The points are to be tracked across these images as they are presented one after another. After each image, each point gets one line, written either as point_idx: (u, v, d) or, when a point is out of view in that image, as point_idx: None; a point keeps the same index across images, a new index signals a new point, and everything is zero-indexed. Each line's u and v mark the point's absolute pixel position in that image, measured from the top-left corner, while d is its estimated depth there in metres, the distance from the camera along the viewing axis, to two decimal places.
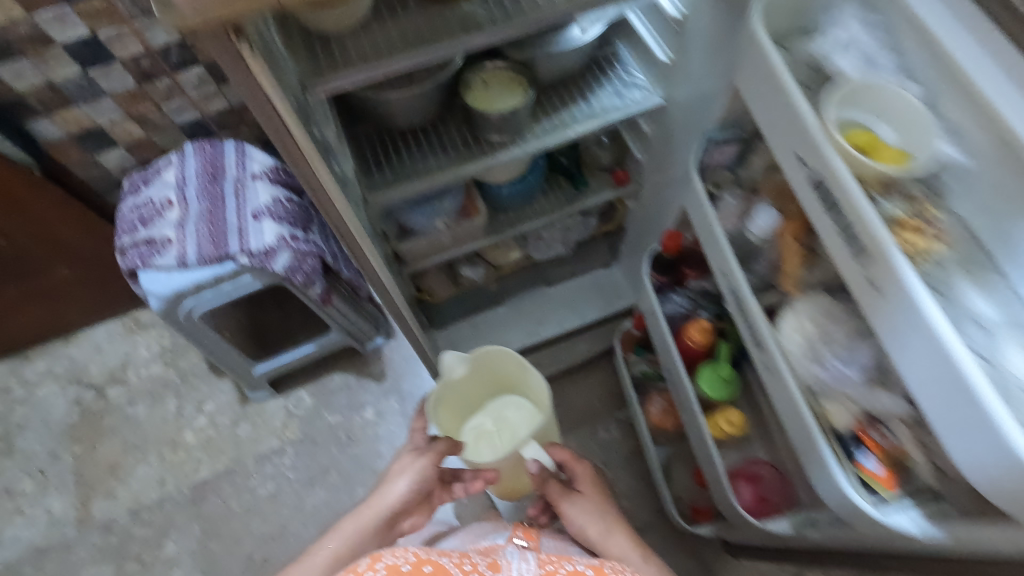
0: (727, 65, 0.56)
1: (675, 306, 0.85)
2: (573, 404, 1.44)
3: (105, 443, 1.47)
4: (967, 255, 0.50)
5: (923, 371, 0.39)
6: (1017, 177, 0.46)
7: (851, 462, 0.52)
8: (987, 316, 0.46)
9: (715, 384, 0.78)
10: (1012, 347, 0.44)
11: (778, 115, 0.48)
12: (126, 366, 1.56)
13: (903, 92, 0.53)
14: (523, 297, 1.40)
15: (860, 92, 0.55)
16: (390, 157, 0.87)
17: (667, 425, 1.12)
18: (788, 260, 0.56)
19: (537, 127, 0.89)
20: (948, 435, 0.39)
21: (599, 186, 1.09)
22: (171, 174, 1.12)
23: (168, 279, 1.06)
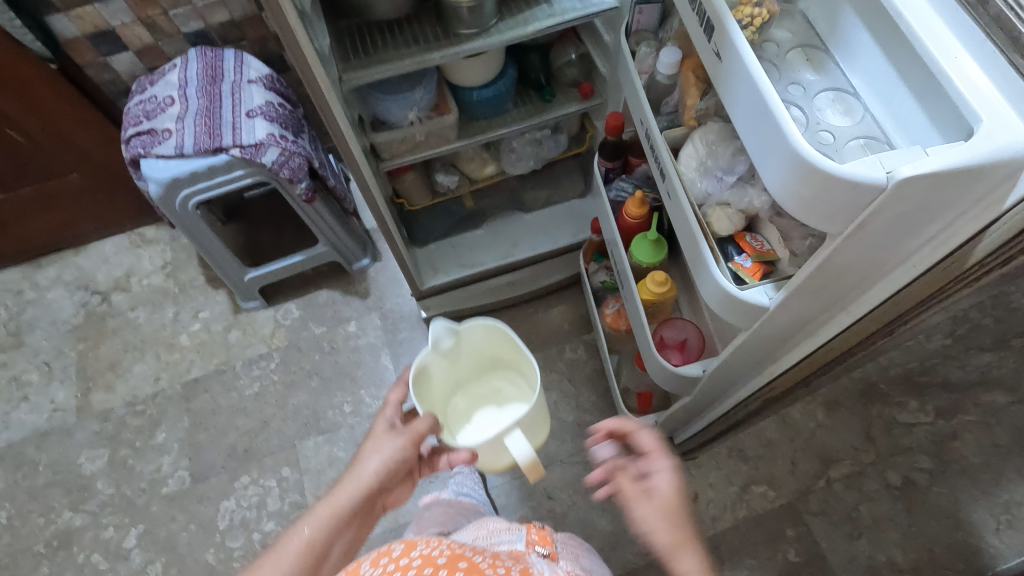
0: None
1: (620, 189, 0.92)
2: (544, 326, 1.53)
3: (107, 342, 1.58)
4: (804, 43, 0.53)
5: (748, 120, 0.47)
6: None
7: (728, 262, 0.59)
8: (814, 87, 0.51)
9: (646, 250, 0.84)
10: (828, 106, 0.49)
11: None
12: (129, 276, 1.67)
13: None
14: (499, 222, 1.50)
15: None
16: (366, 46, 0.95)
17: (620, 325, 1.17)
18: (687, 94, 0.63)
19: (502, 24, 0.97)
20: (766, 170, 0.46)
21: (566, 101, 1.17)
22: (175, 75, 1.22)
23: (167, 166, 1.16)
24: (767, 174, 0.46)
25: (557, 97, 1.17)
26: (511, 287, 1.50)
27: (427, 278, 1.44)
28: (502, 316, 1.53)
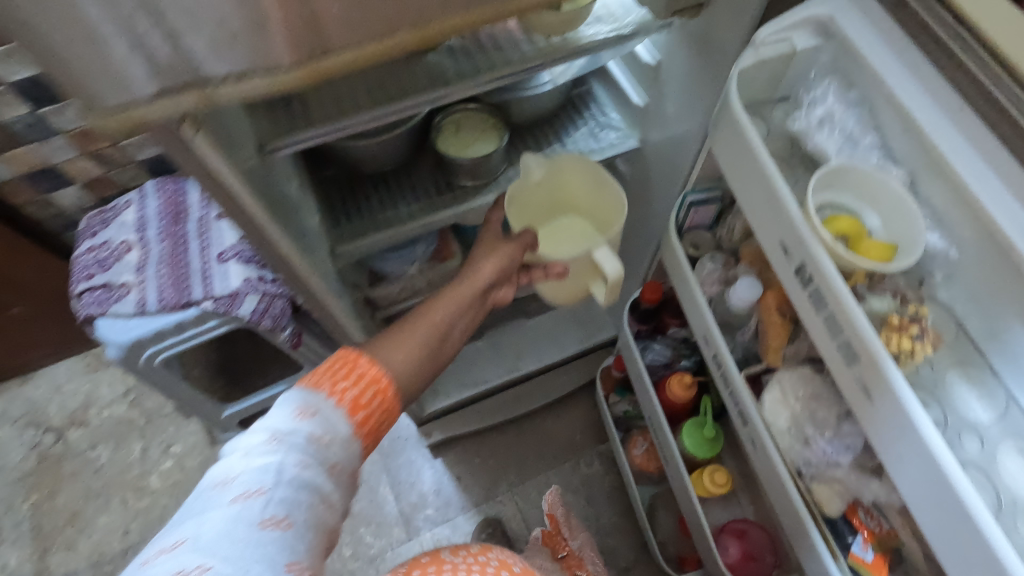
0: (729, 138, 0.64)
1: (656, 355, 0.83)
2: (555, 439, 1.42)
3: (65, 490, 1.40)
4: (965, 358, 0.58)
5: (916, 480, 0.49)
6: (1004, 283, 0.54)
7: (845, 551, 0.61)
8: (984, 422, 0.55)
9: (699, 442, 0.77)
10: (1010, 455, 0.52)
11: (765, 208, 0.60)
12: (87, 407, 1.49)
13: (885, 176, 0.58)
14: (501, 331, 1.38)
15: (849, 176, 0.60)
16: (360, 206, 0.83)
17: (650, 467, 1.09)
18: (772, 335, 0.67)
19: (512, 170, 0.87)
20: (941, 540, 0.48)
21: None
22: (131, 214, 1.07)
23: (128, 326, 1.01)
24: (942, 544, 0.48)
25: None
26: (517, 401, 1.39)
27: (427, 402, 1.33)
28: (508, 431, 1.42)
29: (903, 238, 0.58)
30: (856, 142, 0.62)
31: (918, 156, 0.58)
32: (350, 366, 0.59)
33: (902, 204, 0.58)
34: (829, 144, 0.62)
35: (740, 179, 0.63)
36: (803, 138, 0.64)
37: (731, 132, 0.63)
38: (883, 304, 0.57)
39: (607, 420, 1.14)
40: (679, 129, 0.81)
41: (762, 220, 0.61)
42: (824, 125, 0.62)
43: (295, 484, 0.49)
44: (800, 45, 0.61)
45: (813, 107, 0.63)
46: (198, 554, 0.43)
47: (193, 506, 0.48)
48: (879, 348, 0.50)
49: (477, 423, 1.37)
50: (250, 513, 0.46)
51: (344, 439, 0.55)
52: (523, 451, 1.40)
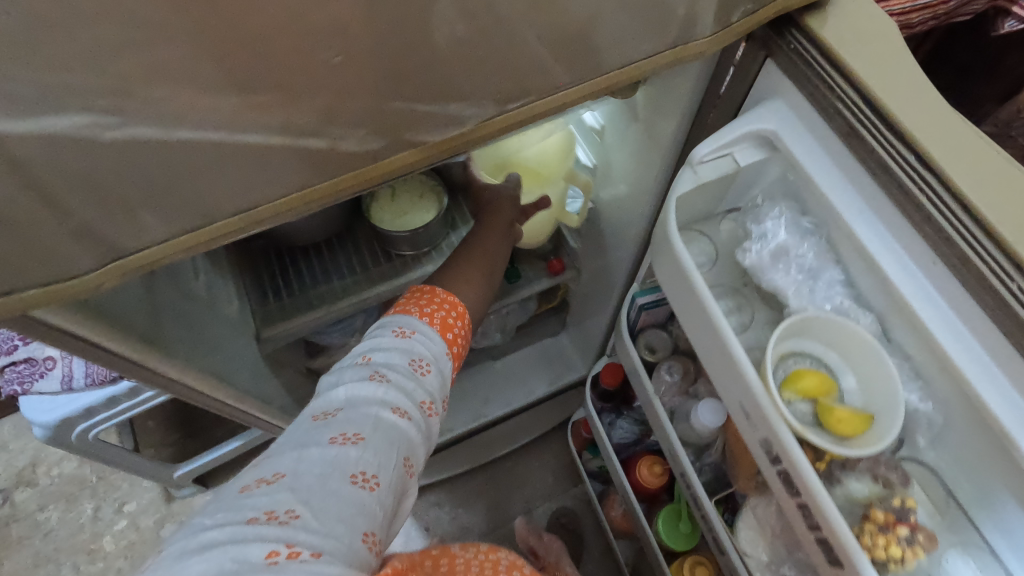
0: (672, 279, 0.58)
1: (622, 432, 0.95)
2: (526, 483, 1.36)
3: (12, 557, 1.33)
4: (948, 521, 0.54)
5: None
6: (990, 452, 0.49)
7: None
8: None
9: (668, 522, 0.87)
10: None
11: (720, 363, 0.55)
12: (35, 466, 1.42)
13: (854, 330, 0.53)
14: (466, 375, 1.32)
15: (818, 328, 0.55)
16: (288, 280, 0.76)
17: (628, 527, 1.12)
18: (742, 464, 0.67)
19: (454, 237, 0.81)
20: None
21: (534, 276, 1.00)
22: None
23: (54, 403, 0.94)
24: None
25: (523, 272, 1.00)
26: (484, 448, 1.34)
27: None
28: (478, 477, 1.37)
29: (881, 401, 0.52)
30: (817, 276, 0.57)
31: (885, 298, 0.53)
32: (430, 295, 0.70)
33: (876, 358, 0.52)
34: (785, 284, 0.57)
35: (695, 331, 0.57)
36: (755, 275, 0.59)
37: (675, 276, 0.57)
38: (861, 488, 0.55)
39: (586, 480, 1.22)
40: (630, 187, 0.75)
41: (721, 375, 0.56)
42: (782, 263, 0.58)
43: (387, 434, 0.55)
44: (742, 161, 0.58)
45: (763, 240, 0.59)
46: (307, 494, 0.47)
47: (296, 433, 0.53)
48: (865, 560, 0.45)
49: (443, 472, 1.32)
50: (343, 457, 0.50)
51: (418, 399, 0.61)
52: (493, 498, 1.35)
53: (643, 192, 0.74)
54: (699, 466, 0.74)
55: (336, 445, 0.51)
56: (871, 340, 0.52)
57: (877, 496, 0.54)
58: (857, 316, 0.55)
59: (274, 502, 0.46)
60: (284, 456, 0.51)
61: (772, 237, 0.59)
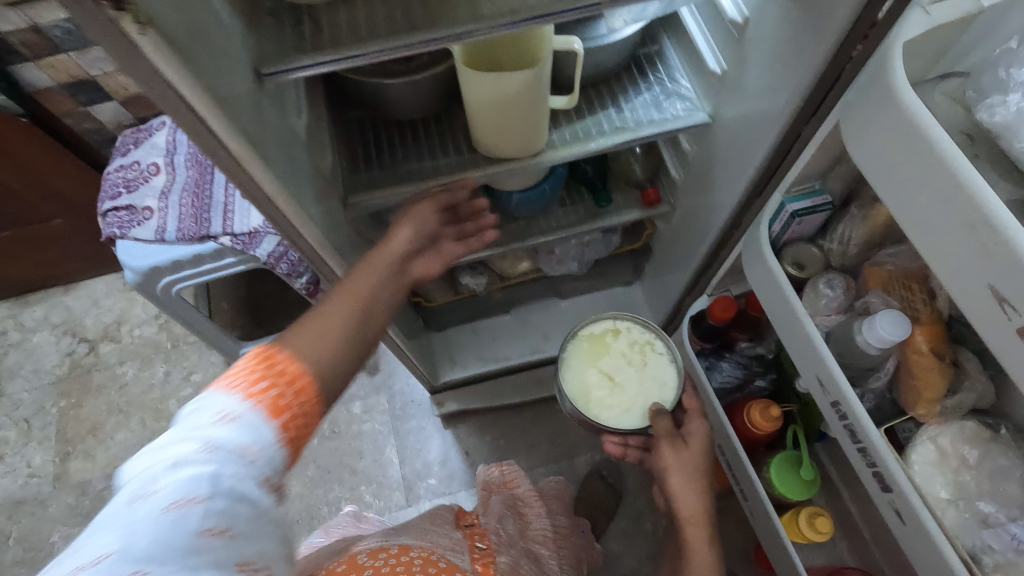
0: (878, 122, 0.48)
1: (727, 375, 0.83)
2: (570, 430, 1.33)
3: (90, 402, 1.44)
4: None
5: None
6: None
7: None
8: None
9: (788, 480, 0.72)
10: None
11: (936, 211, 0.45)
12: (120, 324, 1.52)
13: None
14: (531, 308, 1.29)
15: None
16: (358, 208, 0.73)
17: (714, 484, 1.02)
18: (926, 383, 0.53)
19: (554, 135, 0.77)
20: None
21: (625, 204, 0.96)
22: (162, 137, 1.05)
23: (146, 251, 0.99)
24: None
25: (614, 199, 0.96)
26: (535, 385, 1.31)
27: (443, 371, 1.26)
28: (524, 414, 1.34)
29: None
30: None
31: None
32: (266, 364, 0.48)
33: None
34: None
35: (903, 196, 0.47)
36: (1007, 137, 0.45)
37: (886, 129, 0.47)
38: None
39: None
40: (747, 104, 0.66)
41: (928, 234, 0.46)
42: None
43: (241, 539, 0.40)
44: (985, 0, 0.46)
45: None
46: (206, 519, 0.39)
47: (110, 520, 0.38)
48: None
49: (492, 399, 1.30)
50: (191, 522, 0.38)
51: (284, 422, 0.46)
52: (537, 436, 1.33)
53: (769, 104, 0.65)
54: (858, 393, 0.58)
55: (182, 476, 0.40)
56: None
57: None
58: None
59: (91, 554, 0.36)
60: (91, 536, 0.38)
61: None
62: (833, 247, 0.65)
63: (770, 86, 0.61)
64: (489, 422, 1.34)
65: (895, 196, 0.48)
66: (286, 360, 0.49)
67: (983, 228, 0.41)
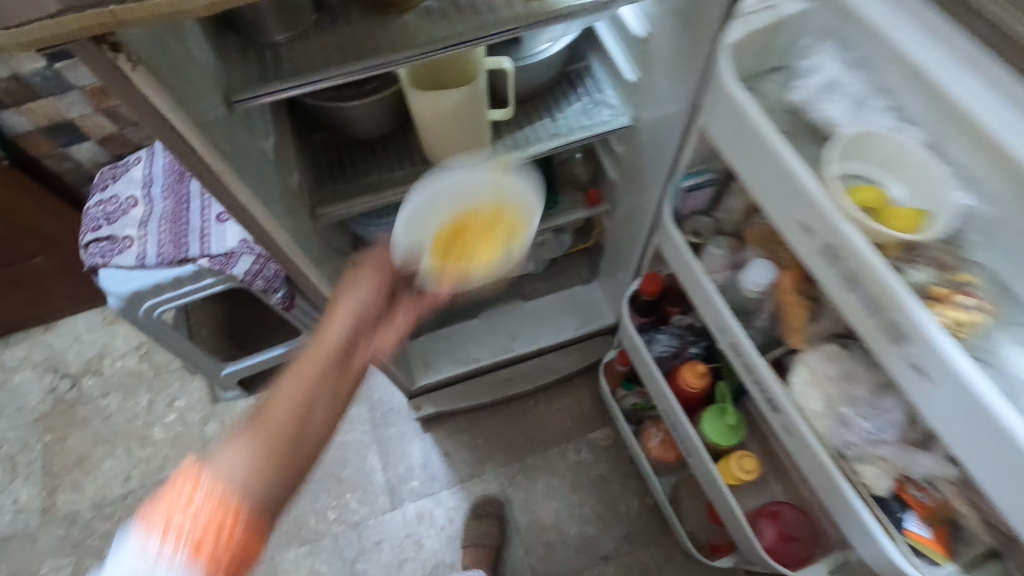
0: (728, 113, 0.60)
1: (663, 347, 0.81)
2: (543, 423, 1.40)
3: (75, 435, 1.47)
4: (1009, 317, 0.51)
5: (987, 463, 0.46)
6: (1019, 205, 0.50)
7: (900, 529, 0.57)
8: None
9: (721, 430, 0.76)
10: None
11: (770, 175, 0.57)
12: (102, 357, 1.56)
13: (896, 137, 0.55)
14: (498, 310, 1.38)
15: (853, 144, 0.57)
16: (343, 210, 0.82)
17: (668, 458, 1.08)
18: (793, 318, 0.63)
19: (498, 144, 0.86)
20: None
21: (570, 205, 1.06)
22: (139, 171, 1.12)
23: (127, 277, 1.04)
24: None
25: (561, 201, 1.06)
26: (507, 382, 1.38)
27: (418, 376, 1.33)
28: (499, 412, 1.41)
29: (936, 200, 0.54)
30: (863, 105, 0.58)
31: (939, 115, 0.54)
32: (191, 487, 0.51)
33: (926, 164, 0.54)
34: (837, 113, 0.58)
35: (749, 165, 0.59)
36: (806, 111, 0.60)
37: (729, 119, 0.60)
38: (924, 274, 0.52)
39: (617, 418, 1.12)
40: (659, 106, 0.76)
41: (768, 190, 0.58)
42: (831, 91, 0.59)
43: None
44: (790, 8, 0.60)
45: (816, 74, 0.60)
46: None
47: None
48: (903, 288, 0.47)
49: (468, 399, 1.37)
50: None
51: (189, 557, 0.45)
52: (513, 431, 1.39)
53: (665, 113, 0.75)
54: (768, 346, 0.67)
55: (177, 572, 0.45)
56: (920, 154, 0.54)
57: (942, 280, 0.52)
58: (904, 131, 0.56)
59: None
60: None
61: (824, 70, 0.59)
62: (721, 216, 0.77)
63: (671, 89, 0.71)
64: (467, 422, 1.41)
65: (754, 170, 0.59)
66: (203, 499, 0.51)
67: (800, 188, 0.54)
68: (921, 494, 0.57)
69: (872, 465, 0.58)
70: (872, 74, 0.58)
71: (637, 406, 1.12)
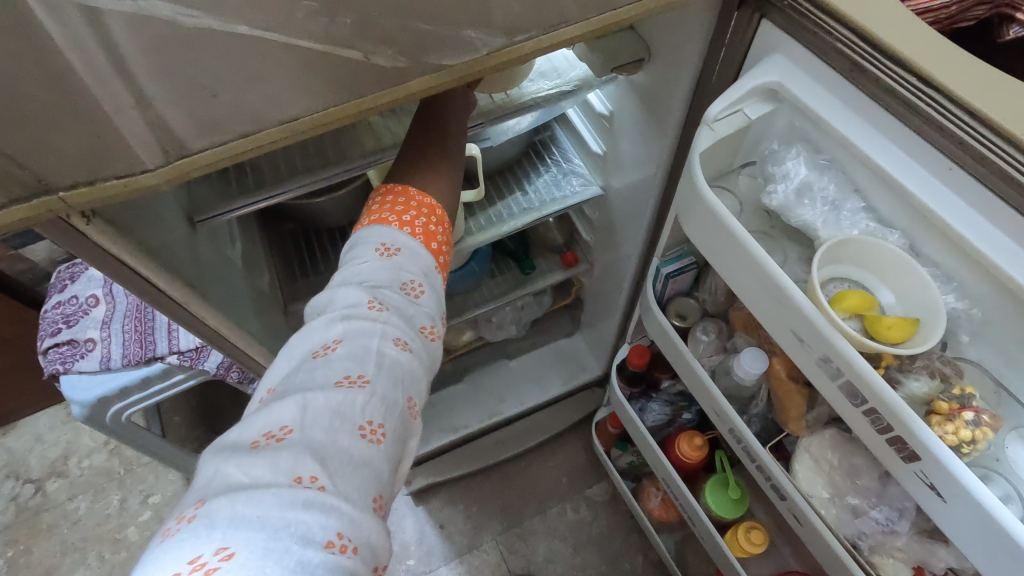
0: (695, 211, 0.53)
1: (655, 416, 0.80)
2: (538, 484, 1.36)
3: (41, 545, 1.37)
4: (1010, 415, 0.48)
5: None
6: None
7: None
8: None
9: (722, 502, 0.73)
10: None
11: (750, 279, 0.50)
12: (68, 457, 1.47)
13: (879, 243, 0.49)
14: (482, 373, 1.36)
15: (834, 249, 0.51)
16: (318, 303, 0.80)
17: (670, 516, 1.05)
18: (789, 404, 0.61)
19: (472, 222, 0.85)
20: None
21: (548, 269, 1.05)
22: (98, 268, 1.08)
23: (91, 383, 0.99)
24: None
25: (538, 265, 1.05)
26: (498, 446, 1.35)
27: None
28: (492, 476, 1.37)
29: (925, 305, 0.48)
30: (840, 208, 0.52)
31: (911, 216, 0.50)
32: (405, 198, 0.55)
33: (909, 269, 0.49)
34: (815, 220, 0.52)
35: (727, 266, 0.52)
36: (783, 215, 0.54)
37: (701, 221, 0.52)
38: (922, 386, 0.48)
39: (614, 479, 1.10)
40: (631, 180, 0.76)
41: (748, 293, 0.51)
42: (802, 194, 0.53)
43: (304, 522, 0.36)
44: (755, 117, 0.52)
45: (786, 180, 0.54)
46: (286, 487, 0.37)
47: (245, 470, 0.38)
48: (913, 418, 0.42)
49: (459, 468, 1.33)
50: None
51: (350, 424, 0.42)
52: (508, 495, 1.35)
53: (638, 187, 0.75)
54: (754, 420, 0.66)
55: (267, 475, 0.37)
56: (907, 258, 0.49)
57: (938, 392, 0.48)
58: (885, 236, 0.51)
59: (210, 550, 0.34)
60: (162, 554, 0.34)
61: (795, 175, 0.53)
62: (705, 296, 0.70)
63: (642, 165, 0.71)
64: (460, 489, 1.36)
65: (738, 275, 0.51)
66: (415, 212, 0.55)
67: (784, 297, 0.47)
68: None
69: (890, 556, 0.56)
70: (843, 175, 0.53)
71: (633, 464, 1.10)
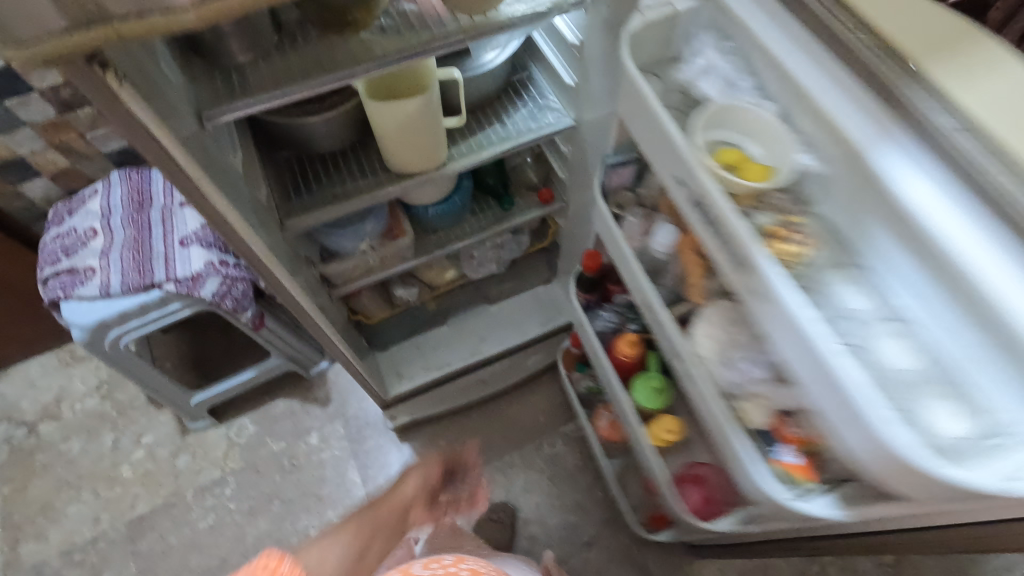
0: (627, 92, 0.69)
1: (605, 322, 0.90)
2: (517, 422, 1.44)
3: (36, 483, 1.42)
4: (833, 253, 0.58)
5: (818, 384, 0.52)
6: (848, 174, 0.54)
7: (773, 460, 0.66)
8: (863, 309, 0.55)
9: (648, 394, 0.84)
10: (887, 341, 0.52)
11: (651, 140, 0.67)
12: (60, 401, 1.51)
13: (754, 107, 0.62)
14: (465, 316, 1.43)
15: (723, 113, 0.65)
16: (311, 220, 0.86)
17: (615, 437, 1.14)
18: (694, 273, 0.73)
19: (454, 150, 0.92)
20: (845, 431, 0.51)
21: (525, 206, 1.13)
22: (96, 203, 1.13)
23: (91, 308, 1.04)
24: (852, 438, 0.50)
25: (516, 202, 1.13)
26: (479, 385, 1.43)
27: (391, 386, 1.36)
28: (474, 415, 1.45)
29: (781, 156, 0.61)
30: (736, 85, 0.64)
31: (785, 88, 0.61)
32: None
33: (773, 128, 0.61)
34: (711, 91, 0.65)
35: (645, 134, 0.68)
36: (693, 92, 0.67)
37: (630, 97, 0.68)
38: (767, 218, 0.59)
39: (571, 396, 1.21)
40: (598, 106, 0.84)
41: (656, 151, 0.66)
42: (705, 74, 0.66)
43: None
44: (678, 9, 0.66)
45: (696, 64, 0.67)
46: None
47: None
48: (744, 233, 0.55)
49: (442, 405, 1.40)
50: None
51: None
52: (489, 432, 1.43)
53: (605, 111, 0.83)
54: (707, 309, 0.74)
55: None
56: (774, 120, 0.61)
57: (778, 222, 0.59)
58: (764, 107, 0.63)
59: None
60: None
61: (706, 61, 0.66)
62: (641, 191, 0.85)
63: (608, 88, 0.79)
64: (444, 427, 1.44)
65: (651, 134, 0.66)
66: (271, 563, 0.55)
67: (673, 147, 0.62)
68: (797, 431, 0.66)
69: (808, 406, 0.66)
70: (742, 59, 0.64)
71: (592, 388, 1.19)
